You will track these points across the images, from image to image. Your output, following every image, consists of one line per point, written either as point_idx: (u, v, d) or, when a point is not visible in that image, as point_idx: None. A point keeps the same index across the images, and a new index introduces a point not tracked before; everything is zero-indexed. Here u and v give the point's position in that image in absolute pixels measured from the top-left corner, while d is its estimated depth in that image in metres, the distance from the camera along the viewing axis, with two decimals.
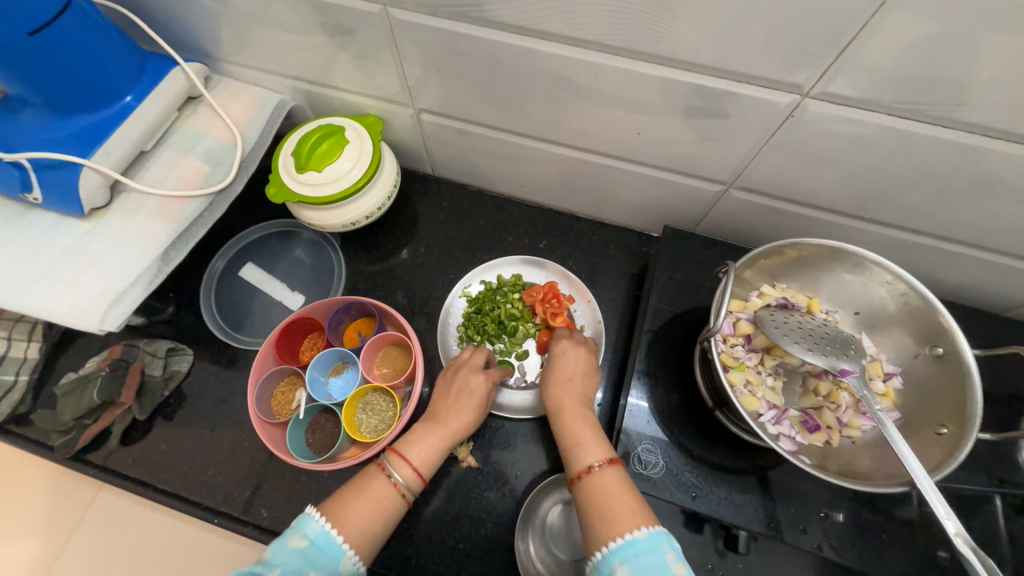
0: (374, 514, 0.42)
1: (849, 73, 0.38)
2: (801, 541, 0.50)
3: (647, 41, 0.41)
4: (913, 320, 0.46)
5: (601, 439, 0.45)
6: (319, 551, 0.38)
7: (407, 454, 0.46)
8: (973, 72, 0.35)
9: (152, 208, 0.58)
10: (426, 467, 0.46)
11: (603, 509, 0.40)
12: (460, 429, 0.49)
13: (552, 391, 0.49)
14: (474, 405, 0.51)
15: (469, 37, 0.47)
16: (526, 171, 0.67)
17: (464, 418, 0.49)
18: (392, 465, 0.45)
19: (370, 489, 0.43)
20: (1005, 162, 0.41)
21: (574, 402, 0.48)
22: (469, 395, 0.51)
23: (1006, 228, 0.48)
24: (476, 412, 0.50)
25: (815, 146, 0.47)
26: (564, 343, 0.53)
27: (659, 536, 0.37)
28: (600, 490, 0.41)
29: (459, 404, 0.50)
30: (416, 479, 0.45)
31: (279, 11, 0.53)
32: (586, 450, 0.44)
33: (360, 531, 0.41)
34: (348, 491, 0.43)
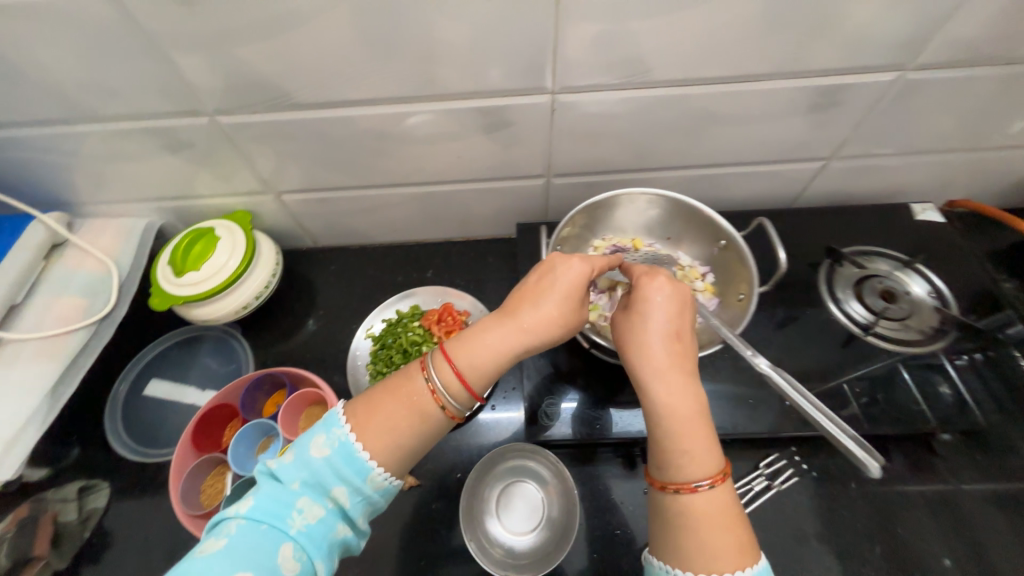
0: (399, 430, 0.42)
1: (571, 69, 0.52)
2: None
3: (427, 86, 0.53)
4: (701, 227, 0.58)
5: (716, 451, 0.40)
6: (341, 463, 0.41)
7: (452, 356, 0.45)
8: (642, 47, 0.50)
9: (33, 352, 0.59)
10: (470, 369, 0.44)
11: (694, 532, 0.38)
12: (538, 324, 0.45)
13: (644, 343, 0.44)
14: (557, 296, 0.46)
15: (293, 121, 0.57)
16: (393, 217, 0.77)
17: (534, 313, 0.46)
18: (431, 366, 0.44)
19: (402, 389, 0.44)
20: (703, 99, 0.57)
21: (678, 372, 0.42)
22: (557, 287, 0.46)
23: (741, 145, 0.64)
24: (559, 306, 0.46)
25: (585, 126, 0.60)
26: (654, 280, 0.45)
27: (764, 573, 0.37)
28: (702, 513, 0.38)
29: (536, 296, 0.46)
30: (461, 391, 0.44)
31: (123, 145, 0.60)
32: (681, 441, 0.40)
33: (390, 445, 0.42)
34: (376, 395, 0.44)
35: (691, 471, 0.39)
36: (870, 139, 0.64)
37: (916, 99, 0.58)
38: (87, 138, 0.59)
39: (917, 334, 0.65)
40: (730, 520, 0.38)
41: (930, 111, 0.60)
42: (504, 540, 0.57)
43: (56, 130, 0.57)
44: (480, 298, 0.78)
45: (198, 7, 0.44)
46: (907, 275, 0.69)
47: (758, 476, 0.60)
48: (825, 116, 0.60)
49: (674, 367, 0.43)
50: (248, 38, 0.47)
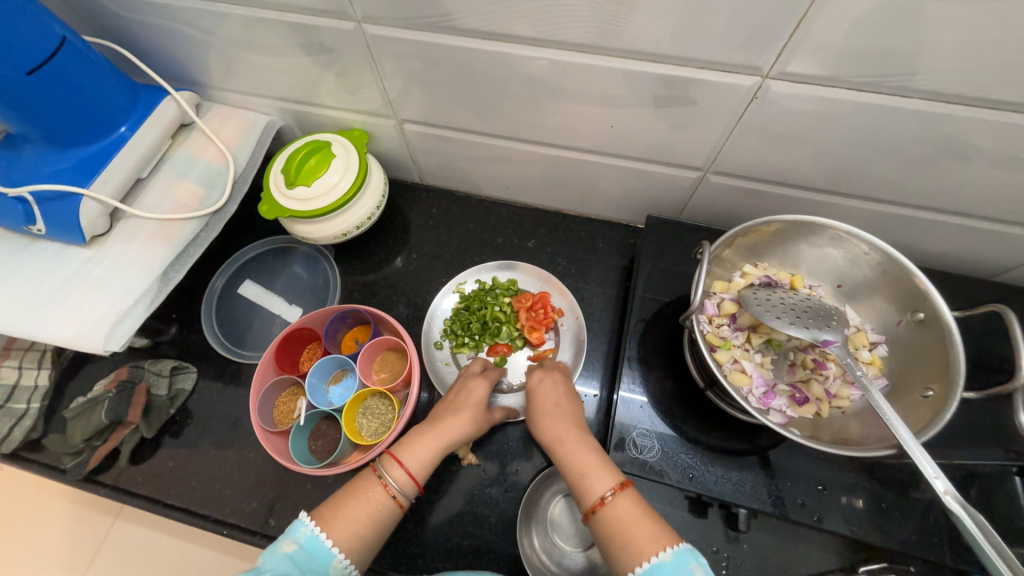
0: (365, 519, 0.42)
1: (805, 51, 0.40)
2: (802, 515, 0.50)
3: (611, 37, 0.43)
4: (892, 287, 0.47)
5: (608, 465, 0.44)
6: (308, 554, 0.39)
7: (401, 457, 0.45)
8: (925, 40, 0.37)
9: (150, 232, 0.60)
10: (418, 469, 0.45)
11: (624, 535, 0.39)
12: (457, 429, 0.49)
13: (562, 444, 0.47)
14: (469, 411, 0.51)
15: (441, 45, 0.50)
16: (510, 173, 0.69)
17: (465, 425, 0.50)
18: (384, 466, 0.45)
19: (363, 491, 0.43)
20: (964, 126, 0.43)
21: (588, 454, 0.45)
22: (469, 398, 0.52)
23: (980, 191, 0.49)
24: (475, 416, 0.51)
25: (783, 126, 0.48)
26: (550, 376, 0.55)
27: (686, 554, 0.37)
28: (620, 520, 0.40)
29: (457, 405, 0.51)
30: (407, 482, 0.44)
31: (262, 36, 0.56)
32: (629, 533, 0.39)
33: (350, 534, 0.40)
34: (339, 495, 0.43)
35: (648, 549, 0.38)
36: None
37: None
38: (228, 20, 0.55)
39: None
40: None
41: None
42: (555, 552, 0.55)
43: (202, 5, 0.53)
44: (579, 283, 0.71)
45: None
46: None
47: None
48: None
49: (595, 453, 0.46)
50: None
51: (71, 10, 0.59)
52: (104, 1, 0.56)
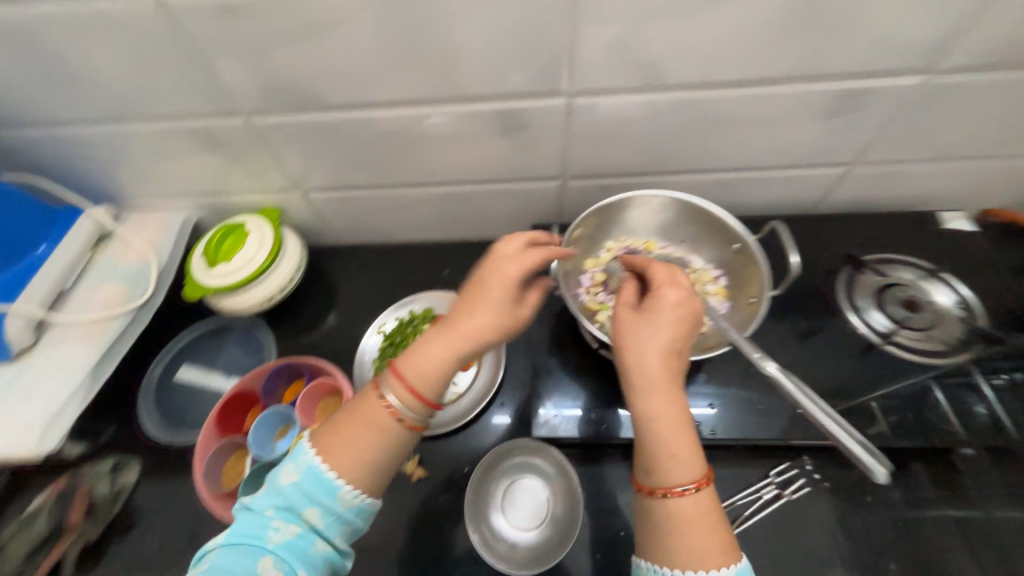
0: (373, 445, 0.44)
1: (587, 72, 0.53)
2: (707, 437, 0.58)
3: (446, 89, 0.55)
4: (712, 231, 0.59)
5: (698, 454, 0.41)
6: (310, 484, 0.42)
7: (402, 371, 0.45)
8: (658, 50, 0.51)
9: (78, 333, 0.64)
10: (419, 381, 0.45)
11: (681, 534, 0.39)
12: (473, 331, 0.46)
13: (644, 357, 0.43)
14: (490, 306, 0.46)
15: (319, 121, 0.60)
16: (412, 216, 0.79)
17: (480, 321, 0.46)
18: (385, 385, 0.45)
19: (367, 414, 0.44)
20: (720, 103, 0.57)
21: (680, 425, 0.41)
22: (494, 290, 0.47)
23: (759, 148, 0.63)
24: (495, 309, 0.46)
25: (601, 130, 0.61)
26: (670, 285, 0.45)
27: (744, 573, 0.38)
28: (683, 516, 0.39)
29: (473, 304, 0.47)
30: (412, 400, 0.44)
31: (165, 144, 0.65)
32: (681, 532, 0.39)
33: (354, 463, 0.43)
34: (341, 420, 0.45)
35: (675, 471, 0.40)
36: (897, 144, 0.63)
37: (943, 103, 0.57)
38: (133, 137, 0.63)
39: (942, 346, 0.61)
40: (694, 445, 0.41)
41: (960, 116, 0.58)
42: (510, 534, 0.58)
43: (109, 129, 0.62)
44: None
45: (238, 16, 0.48)
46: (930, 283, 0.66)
47: (768, 483, 0.58)
48: (847, 120, 0.59)
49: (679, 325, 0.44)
50: (283, 42, 0.50)
51: None
52: (16, 142, 0.64)
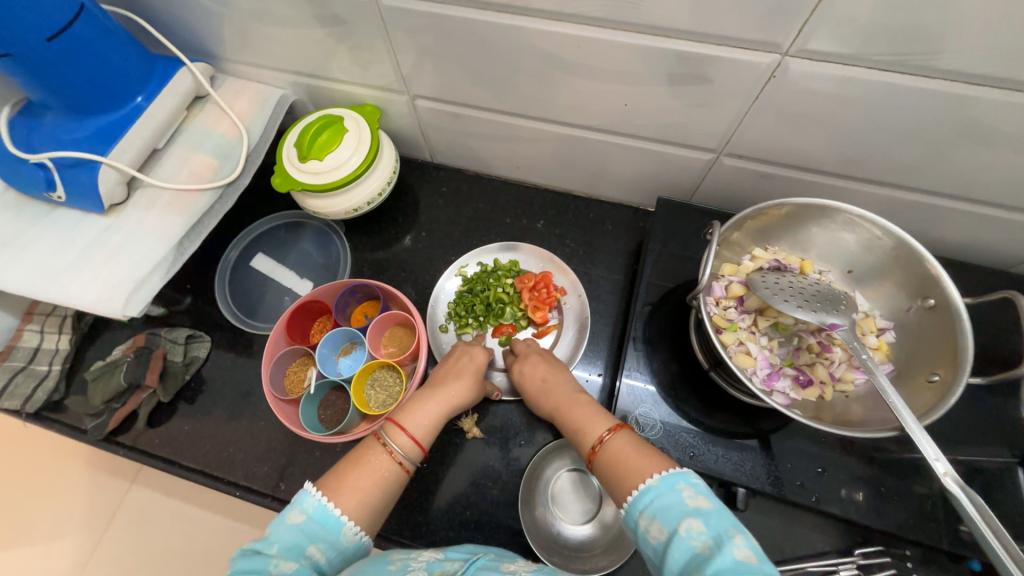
0: (374, 486, 0.43)
1: (827, 28, 0.39)
2: (800, 496, 0.51)
3: (627, 10, 0.42)
4: (903, 272, 0.46)
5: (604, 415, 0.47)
6: (318, 524, 0.39)
7: (403, 424, 0.48)
8: (951, 16, 0.36)
9: (166, 202, 0.61)
10: (421, 435, 0.48)
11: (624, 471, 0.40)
12: (423, 411, 0.50)
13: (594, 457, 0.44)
14: (469, 378, 0.55)
15: (456, 18, 0.49)
16: (522, 152, 0.69)
17: (460, 393, 0.53)
18: (387, 434, 0.46)
19: (369, 459, 0.44)
20: (989, 109, 0.42)
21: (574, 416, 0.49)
22: (463, 370, 0.55)
23: (998, 177, 0.48)
24: (470, 383, 0.54)
25: (799, 107, 0.47)
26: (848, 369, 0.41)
27: (674, 476, 0.37)
28: (620, 458, 0.41)
29: (454, 372, 0.55)
30: (413, 448, 0.47)
31: (276, 6, 0.56)
32: (624, 466, 0.40)
33: (360, 503, 0.41)
34: (345, 465, 0.44)
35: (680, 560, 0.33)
36: None
37: None
38: None
39: None
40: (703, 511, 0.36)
41: None
42: (553, 526, 0.56)
43: None
44: (586, 265, 0.71)
45: None
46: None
47: (849, 562, 0.51)
48: None
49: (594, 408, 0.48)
50: None
51: None
52: None
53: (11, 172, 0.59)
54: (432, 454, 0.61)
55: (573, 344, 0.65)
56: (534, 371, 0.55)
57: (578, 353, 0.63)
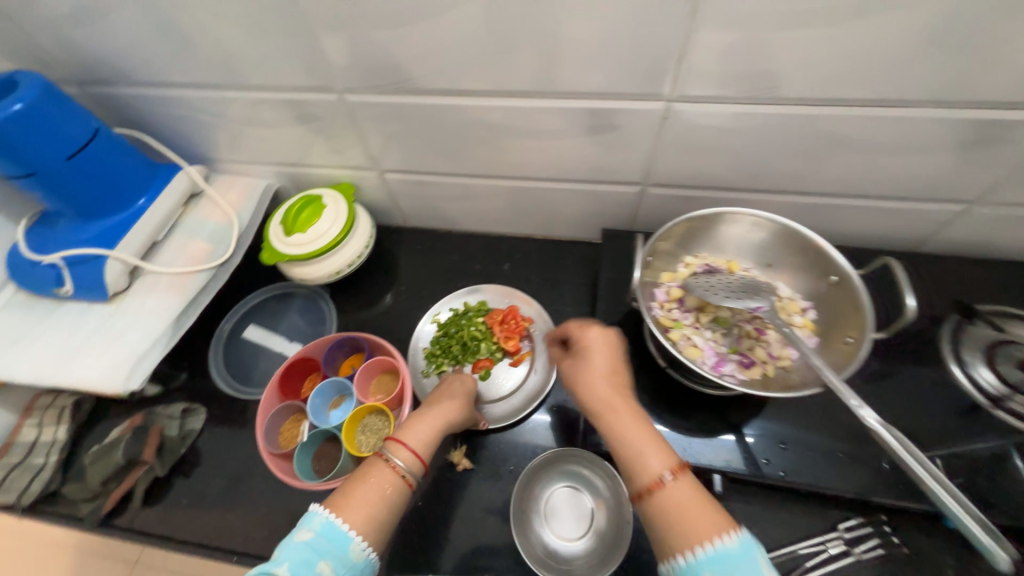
0: (378, 499, 0.46)
1: (693, 77, 0.50)
2: (770, 472, 0.55)
3: (542, 82, 0.54)
4: (808, 258, 0.55)
5: (667, 448, 0.43)
6: (326, 540, 0.42)
7: (404, 439, 0.51)
8: (777, 60, 0.47)
9: (166, 285, 0.68)
10: (421, 448, 0.51)
11: (680, 521, 0.39)
12: (423, 429, 0.53)
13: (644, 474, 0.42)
14: (462, 398, 0.59)
15: (410, 104, 0.61)
16: (481, 207, 0.79)
17: (454, 410, 0.57)
18: (389, 450, 0.49)
19: (372, 475, 0.48)
20: (835, 121, 0.53)
21: (631, 413, 0.46)
22: (456, 388, 0.60)
23: (868, 173, 0.58)
24: (463, 400, 0.58)
25: (695, 139, 0.58)
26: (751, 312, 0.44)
27: (750, 545, 0.37)
28: (678, 504, 0.40)
29: (448, 392, 0.59)
30: (415, 462, 0.50)
31: (261, 113, 0.67)
32: (681, 514, 0.39)
33: (367, 517, 0.45)
34: (349, 483, 0.47)
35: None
36: None
37: None
38: (233, 104, 0.66)
39: None
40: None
41: None
42: (547, 544, 0.57)
43: (214, 94, 0.65)
44: (552, 297, 0.78)
45: None
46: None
47: (836, 537, 0.53)
48: (980, 152, 0.53)
49: (652, 436, 0.44)
50: (389, 25, 0.51)
51: (102, 109, 0.71)
52: (131, 100, 0.68)
53: (25, 274, 0.65)
54: (425, 492, 0.63)
55: (547, 366, 0.70)
56: (598, 387, 0.48)
57: (552, 372, 0.68)
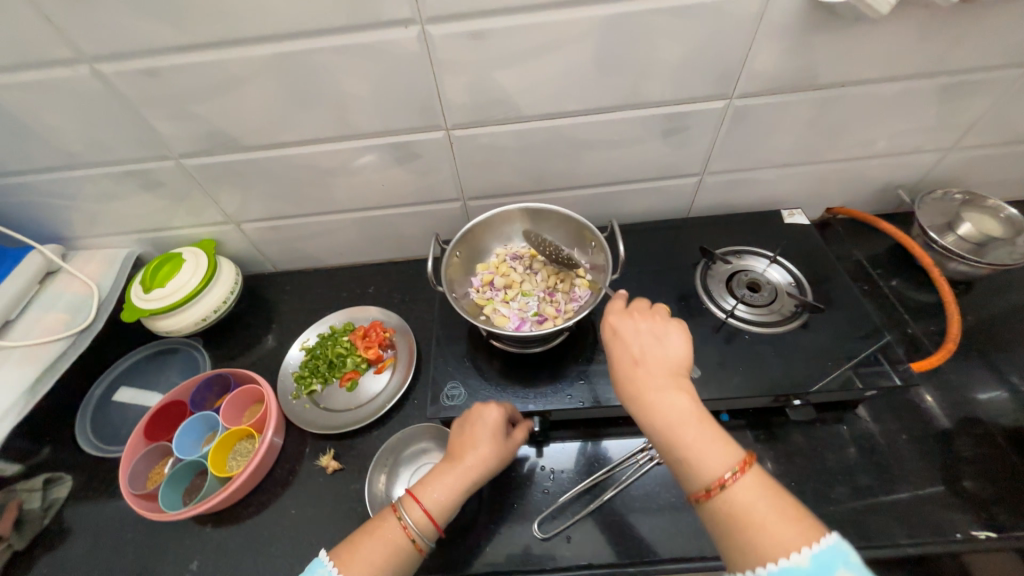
0: (383, 556, 0.48)
1: (455, 109, 0.66)
2: (575, 401, 0.66)
3: (344, 128, 0.67)
4: (576, 231, 0.73)
5: (726, 445, 0.45)
6: None
7: (418, 497, 0.53)
8: (507, 90, 0.64)
9: (18, 358, 0.70)
10: (434, 508, 0.52)
11: (745, 524, 0.41)
12: (444, 488, 0.54)
13: (699, 461, 0.44)
14: (488, 443, 0.57)
15: (241, 160, 0.71)
16: (338, 241, 0.89)
17: (477, 456, 0.56)
18: (403, 507, 0.52)
19: (382, 531, 0.50)
20: (572, 129, 0.70)
21: (694, 410, 0.47)
22: (483, 428, 0.58)
23: (618, 164, 0.76)
24: (491, 447, 0.56)
25: (482, 157, 0.73)
26: (620, 317, 0.55)
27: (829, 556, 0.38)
28: (734, 505, 0.42)
29: (475, 442, 0.57)
30: (424, 522, 0.51)
31: (108, 187, 0.74)
32: (740, 521, 0.41)
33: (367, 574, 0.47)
34: (359, 536, 0.50)
35: (776, 537, 0.39)
36: (729, 155, 0.76)
37: (754, 119, 0.70)
38: (78, 182, 0.73)
39: (778, 317, 0.70)
40: (773, 489, 0.42)
41: (772, 128, 0.72)
42: None
43: (58, 176, 0.72)
44: (413, 308, 0.88)
45: (160, 76, 0.59)
46: (769, 267, 0.77)
47: (646, 453, 0.67)
48: (680, 137, 0.72)
49: (685, 401, 0.47)
50: (200, 99, 0.62)
51: None
52: None
53: None
54: (300, 500, 0.67)
55: (407, 366, 0.78)
56: (639, 348, 0.52)
57: (409, 369, 0.77)
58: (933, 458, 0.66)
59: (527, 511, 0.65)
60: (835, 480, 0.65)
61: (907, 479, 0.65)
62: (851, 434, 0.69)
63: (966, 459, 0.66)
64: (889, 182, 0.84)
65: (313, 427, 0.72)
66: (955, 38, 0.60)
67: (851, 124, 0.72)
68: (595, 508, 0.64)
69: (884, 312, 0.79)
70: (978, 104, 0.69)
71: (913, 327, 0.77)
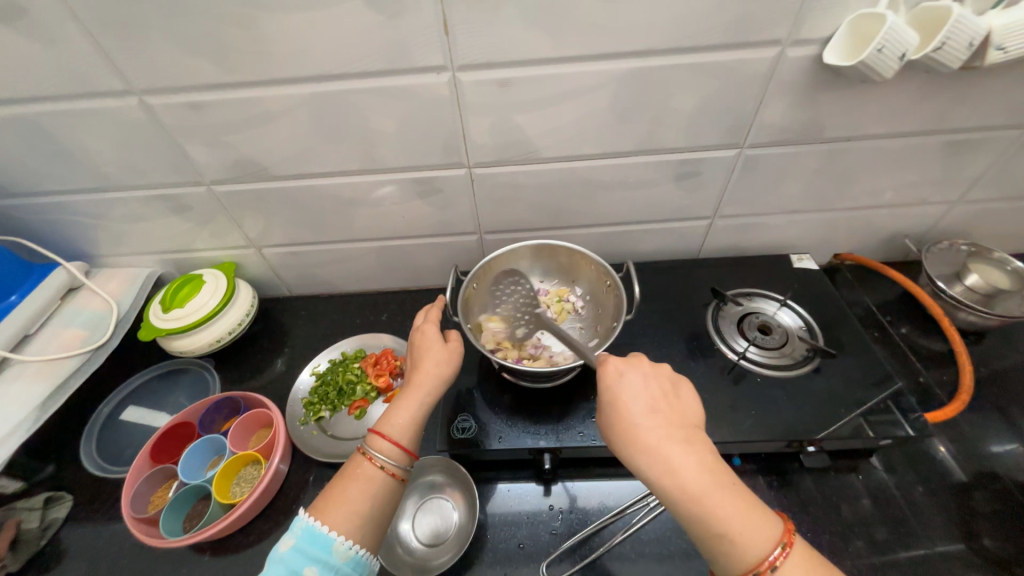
0: (363, 496, 0.51)
1: (478, 148, 0.69)
2: (586, 439, 0.65)
3: (370, 163, 0.70)
4: (590, 267, 0.75)
5: (757, 513, 0.45)
6: (307, 544, 0.47)
7: (382, 430, 0.54)
8: (527, 133, 0.67)
9: (33, 373, 0.71)
10: (398, 433, 0.54)
11: None
12: (403, 414, 0.56)
13: (740, 537, 0.43)
14: (435, 359, 0.60)
15: (268, 188, 0.74)
16: (354, 268, 0.91)
17: (431, 373, 0.59)
18: (368, 445, 0.54)
19: (355, 471, 0.52)
20: (588, 171, 0.73)
21: (720, 475, 0.46)
22: (428, 353, 0.61)
23: (630, 205, 0.79)
24: (437, 365, 0.60)
25: (501, 194, 0.76)
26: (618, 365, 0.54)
27: None
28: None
29: (425, 365, 0.60)
30: (392, 450, 0.53)
31: (138, 209, 0.77)
32: None
33: (351, 514, 0.49)
34: (335, 482, 0.52)
35: None
36: (739, 200, 0.78)
37: (764, 168, 0.73)
38: (111, 204, 0.76)
39: (791, 360, 0.71)
40: (814, 557, 0.44)
41: (781, 177, 0.75)
42: (423, 558, 0.62)
43: (92, 197, 0.74)
44: None
45: (201, 109, 0.63)
46: (780, 309, 0.78)
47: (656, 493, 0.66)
48: (692, 182, 0.75)
49: (708, 465, 0.47)
50: (235, 131, 0.65)
51: None
52: (11, 210, 0.75)
53: None
54: None
55: None
56: (648, 398, 0.52)
57: None
58: (948, 512, 0.65)
59: (534, 553, 0.63)
60: (849, 531, 0.64)
61: (922, 533, 0.63)
62: (865, 483, 0.68)
63: (983, 514, 0.65)
64: (895, 232, 0.86)
65: (318, 454, 0.71)
66: (954, 100, 0.64)
67: (858, 176, 0.75)
68: (603, 552, 0.62)
69: (896, 360, 0.80)
70: (980, 161, 0.72)
71: (925, 375, 0.78)
